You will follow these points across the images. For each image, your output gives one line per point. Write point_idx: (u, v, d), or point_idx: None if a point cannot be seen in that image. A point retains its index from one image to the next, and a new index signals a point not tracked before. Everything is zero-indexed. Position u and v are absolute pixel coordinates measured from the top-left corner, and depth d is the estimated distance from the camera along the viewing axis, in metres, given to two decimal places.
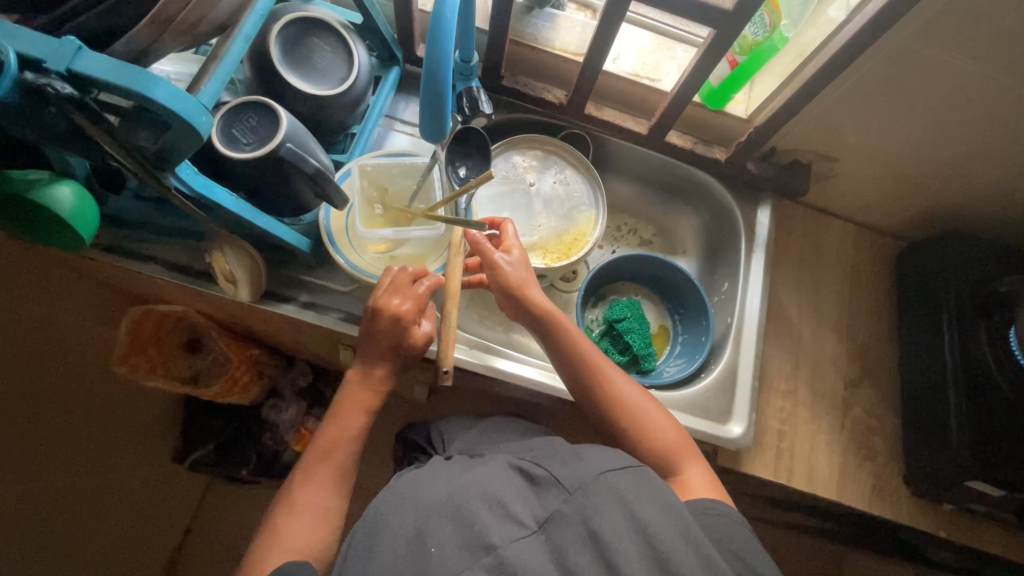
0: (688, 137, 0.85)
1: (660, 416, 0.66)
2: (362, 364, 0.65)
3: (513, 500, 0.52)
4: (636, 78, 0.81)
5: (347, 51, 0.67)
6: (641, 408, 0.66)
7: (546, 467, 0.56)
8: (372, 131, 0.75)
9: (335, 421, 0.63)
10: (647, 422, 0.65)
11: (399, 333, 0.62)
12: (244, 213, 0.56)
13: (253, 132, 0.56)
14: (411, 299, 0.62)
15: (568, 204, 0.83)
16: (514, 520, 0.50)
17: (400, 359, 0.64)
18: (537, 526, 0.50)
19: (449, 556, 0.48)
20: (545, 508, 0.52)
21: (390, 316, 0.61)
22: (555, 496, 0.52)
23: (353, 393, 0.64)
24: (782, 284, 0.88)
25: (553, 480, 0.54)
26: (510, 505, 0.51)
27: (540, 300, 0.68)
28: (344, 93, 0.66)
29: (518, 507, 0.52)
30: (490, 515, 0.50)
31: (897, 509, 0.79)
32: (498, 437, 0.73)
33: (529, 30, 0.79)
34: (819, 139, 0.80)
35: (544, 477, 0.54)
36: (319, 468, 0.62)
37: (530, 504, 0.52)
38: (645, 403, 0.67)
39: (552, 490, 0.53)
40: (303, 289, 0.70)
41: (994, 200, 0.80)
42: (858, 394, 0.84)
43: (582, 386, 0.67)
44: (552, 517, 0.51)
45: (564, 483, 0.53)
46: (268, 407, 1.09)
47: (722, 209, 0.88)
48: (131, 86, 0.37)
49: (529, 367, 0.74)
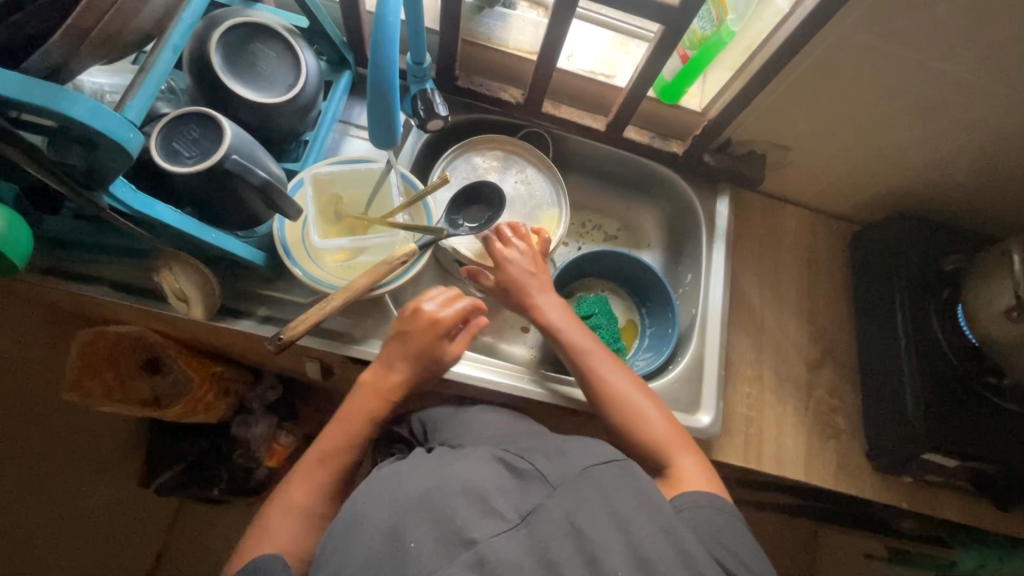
0: (646, 131, 0.86)
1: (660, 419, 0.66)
2: (379, 368, 0.66)
3: (494, 494, 0.51)
4: (590, 74, 0.81)
5: (293, 56, 0.65)
6: (637, 403, 0.66)
7: (530, 461, 0.56)
8: (325, 139, 0.74)
9: (344, 419, 0.64)
10: (642, 414, 0.66)
11: (427, 338, 0.66)
12: (191, 230, 0.54)
13: (195, 144, 0.54)
14: (453, 311, 0.67)
15: (530, 203, 0.82)
16: (494, 514, 0.50)
17: (419, 369, 0.66)
18: (519, 519, 0.50)
19: (427, 554, 0.47)
20: (527, 502, 0.52)
21: (426, 317, 0.66)
22: (539, 490, 0.53)
23: (363, 400, 0.64)
24: (743, 272, 0.90)
25: (536, 473, 0.54)
26: (490, 499, 0.51)
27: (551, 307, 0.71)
28: (292, 100, 0.64)
29: (499, 502, 0.51)
30: (470, 510, 0.49)
31: (861, 484, 0.82)
32: (473, 421, 0.68)
33: (482, 29, 0.78)
34: (771, 130, 0.82)
35: (526, 469, 0.55)
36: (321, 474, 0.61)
37: (512, 497, 0.52)
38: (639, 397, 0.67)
39: (536, 484, 0.53)
40: (262, 303, 0.68)
41: (938, 182, 0.84)
42: (821, 376, 0.87)
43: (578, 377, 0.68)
44: (534, 510, 0.51)
45: (547, 478, 0.54)
46: (237, 424, 1.08)
47: (682, 202, 0.89)
48: (47, 104, 0.35)
49: (505, 373, 0.75)
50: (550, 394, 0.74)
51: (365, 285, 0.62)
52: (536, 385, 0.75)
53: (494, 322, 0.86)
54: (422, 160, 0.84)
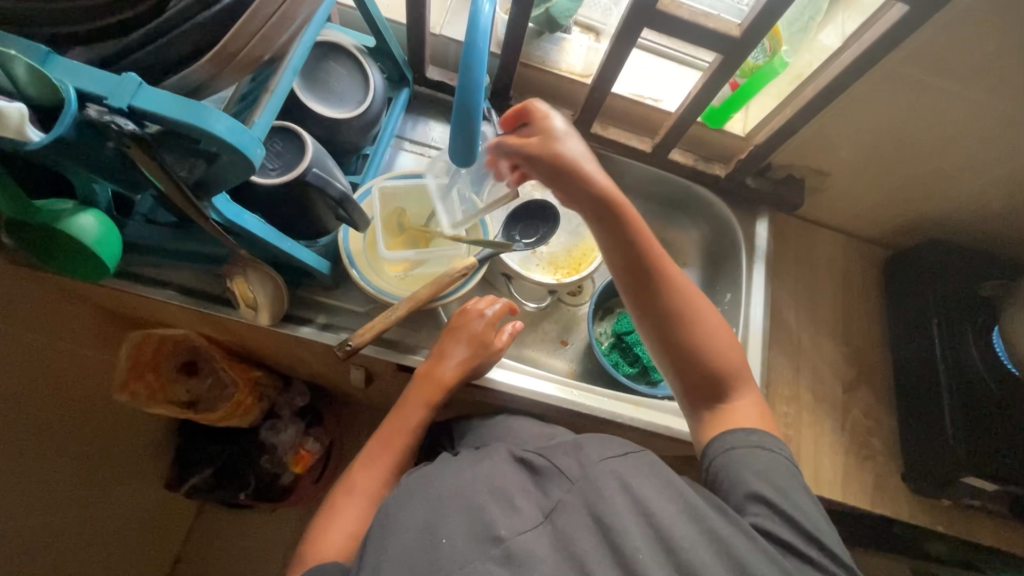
0: (690, 154, 0.89)
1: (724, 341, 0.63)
2: (436, 359, 0.69)
3: (517, 492, 0.53)
4: (638, 98, 0.84)
5: (362, 74, 0.68)
6: (698, 332, 0.62)
7: (547, 458, 0.57)
8: (384, 153, 0.76)
9: (403, 409, 0.68)
10: (707, 345, 0.62)
11: (477, 328, 0.70)
12: (272, 239, 0.57)
13: (278, 157, 0.57)
14: (494, 308, 0.71)
15: (575, 220, 0.86)
16: (518, 511, 0.51)
17: (474, 355, 0.69)
18: (542, 517, 0.52)
19: (459, 549, 0.49)
20: (549, 499, 0.53)
21: (475, 312, 0.71)
22: (558, 486, 0.54)
23: (420, 389, 0.68)
24: (780, 294, 0.92)
25: (555, 470, 0.56)
26: (514, 497, 0.53)
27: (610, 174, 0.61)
28: (361, 116, 0.67)
29: (522, 500, 0.53)
30: (496, 507, 0.51)
31: (897, 506, 0.83)
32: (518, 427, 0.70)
33: (537, 52, 0.81)
34: (813, 155, 0.85)
35: (545, 467, 0.56)
36: (383, 458, 0.67)
37: (534, 496, 0.54)
38: (698, 325, 0.62)
39: (554, 479, 0.55)
40: (322, 311, 0.70)
41: (972, 211, 0.86)
42: (856, 398, 0.88)
43: (637, 285, 0.62)
44: (556, 507, 0.52)
45: (566, 473, 0.55)
46: (267, 429, 1.14)
47: (721, 223, 0.91)
48: (190, 119, 0.38)
49: (547, 382, 0.76)
50: (598, 408, 0.75)
51: (428, 295, 0.65)
52: (580, 396, 0.76)
53: (536, 335, 0.88)
54: None
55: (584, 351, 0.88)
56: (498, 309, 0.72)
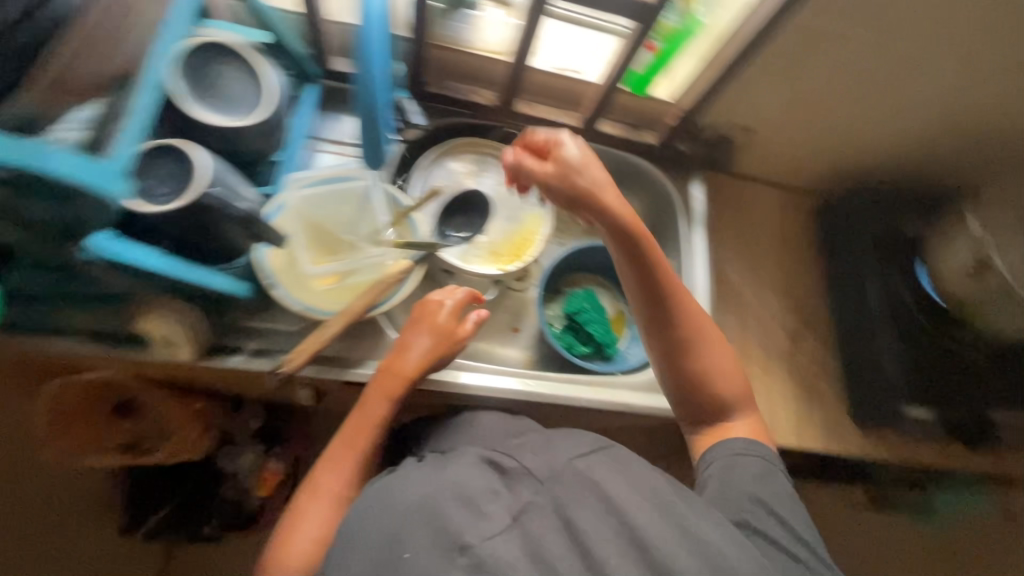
0: (619, 125, 0.88)
1: (717, 356, 0.64)
2: (397, 354, 0.66)
3: (484, 496, 0.51)
4: (560, 71, 0.79)
5: (257, 76, 0.63)
6: (705, 359, 0.64)
7: (516, 459, 0.56)
8: (297, 156, 0.71)
9: (363, 405, 0.64)
10: (711, 366, 0.64)
11: (439, 317, 0.68)
12: (175, 270, 0.52)
13: (170, 180, 0.51)
14: (456, 296, 0.70)
15: (512, 205, 0.83)
16: (486, 516, 0.49)
17: (439, 345, 0.67)
18: (511, 520, 0.49)
19: (423, 562, 0.46)
20: (517, 501, 0.51)
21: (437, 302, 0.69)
22: (528, 486, 0.53)
23: (380, 383, 0.65)
24: (721, 254, 0.93)
25: (524, 471, 0.54)
26: (480, 502, 0.50)
27: (615, 202, 0.59)
28: (262, 121, 0.62)
29: (489, 505, 0.50)
30: (462, 513, 0.49)
31: (848, 443, 0.86)
32: (480, 427, 0.68)
33: (447, 32, 0.74)
34: (739, 113, 0.85)
35: (513, 468, 0.55)
36: (343, 453, 0.63)
37: (502, 499, 0.51)
38: (710, 355, 0.64)
39: (524, 480, 0.54)
40: (250, 337, 0.66)
41: (892, 152, 0.88)
42: (801, 346, 0.91)
43: (657, 318, 0.63)
44: (525, 509, 0.50)
45: (536, 474, 0.54)
46: (222, 456, 1.09)
47: (658, 191, 0.90)
48: (28, 161, 0.36)
49: (508, 378, 0.75)
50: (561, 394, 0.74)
51: (361, 308, 0.61)
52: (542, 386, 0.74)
53: (486, 327, 0.86)
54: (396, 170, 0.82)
55: (537, 337, 0.86)
56: (460, 298, 0.70)
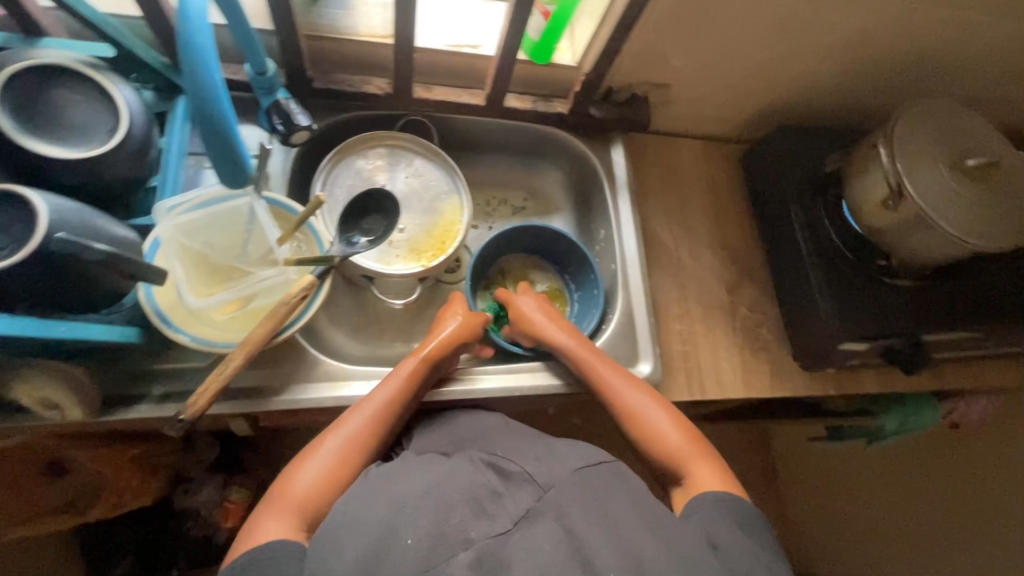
0: (527, 96, 0.83)
1: (660, 417, 0.67)
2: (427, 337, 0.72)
3: (485, 497, 0.50)
4: (455, 48, 0.76)
5: (107, 97, 0.56)
6: (646, 419, 0.68)
7: (518, 464, 0.54)
8: (178, 178, 0.64)
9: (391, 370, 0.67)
10: (654, 425, 0.67)
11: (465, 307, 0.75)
12: (32, 330, 0.47)
13: (6, 233, 0.46)
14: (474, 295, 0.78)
15: (428, 196, 0.79)
16: (488, 516, 0.48)
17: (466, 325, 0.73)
18: (512, 523, 0.48)
19: (422, 556, 0.45)
20: (518, 505, 0.50)
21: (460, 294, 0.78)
22: (528, 493, 0.51)
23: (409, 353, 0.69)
24: (652, 216, 0.91)
25: (525, 476, 0.53)
26: (483, 501, 0.49)
27: (562, 338, 0.74)
28: (121, 146, 0.56)
29: (493, 506, 0.49)
30: (467, 510, 0.48)
31: (794, 385, 0.88)
32: (453, 435, 0.66)
33: (323, 21, 0.72)
34: (648, 70, 0.81)
35: (515, 472, 0.53)
36: (376, 410, 0.63)
37: (502, 501, 0.50)
38: (653, 413, 0.68)
39: (525, 487, 0.52)
40: (156, 379, 0.61)
41: (806, 89, 0.87)
42: (741, 296, 0.91)
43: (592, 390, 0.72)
44: (526, 514, 0.49)
45: (537, 480, 0.52)
46: (181, 495, 1.03)
47: (580, 158, 0.89)
48: None
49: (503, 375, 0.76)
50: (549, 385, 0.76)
51: (264, 336, 0.57)
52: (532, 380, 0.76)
53: (422, 325, 0.83)
54: (298, 175, 0.77)
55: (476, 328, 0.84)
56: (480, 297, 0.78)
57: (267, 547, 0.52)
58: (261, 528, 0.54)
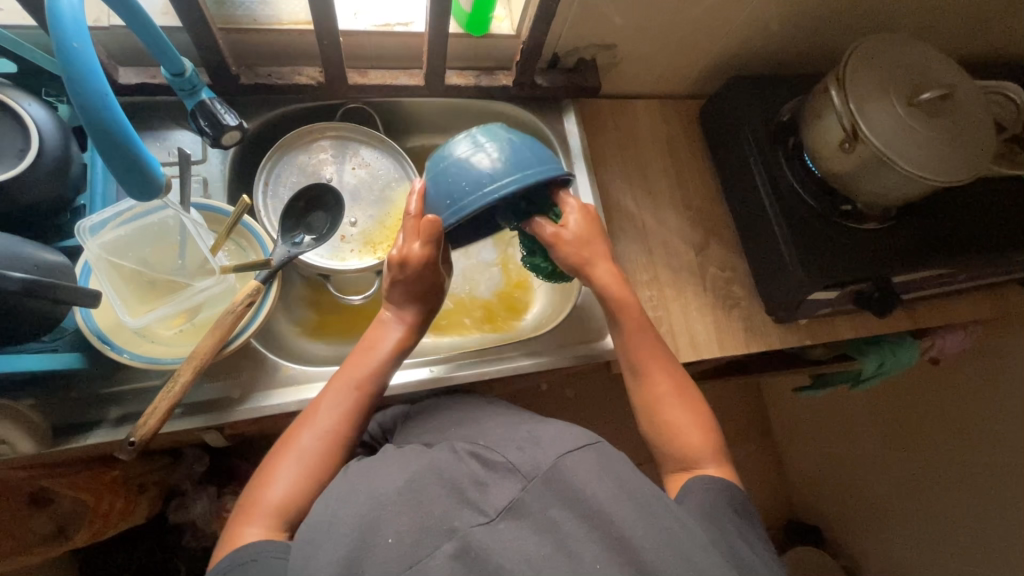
0: (468, 72, 0.80)
1: (680, 414, 0.64)
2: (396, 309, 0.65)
3: (470, 487, 0.49)
4: (386, 27, 0.73)
5: (15, 116, 0.54)
6: (665, 408, 0.65)
7: (501, 452, 0.53)
8: (108, 191, 0.64)
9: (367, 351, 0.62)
10: (671, 413, 0.64)
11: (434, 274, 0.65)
12: None
13: None
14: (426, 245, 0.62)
15: (377, 185, 0.76)
16: (470, 504, 0.48)
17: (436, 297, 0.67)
18: (496, 514, 0.47)
19: (406, 550, 0.44)
20: (503, 496, 0.49)
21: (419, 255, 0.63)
22: (512, 484, 0.49)
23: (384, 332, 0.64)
24: (612, 183, 0.89)
25: (509, 466, 0.51)
26: (466, 491, 0.49)
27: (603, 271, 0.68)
28: (36, 167, 0.54)
29: (478, 495, 0.49)
30: (448, 502, 0.48)
31: (770, 340, 0.87)
32: (442, 425, 0.66)
33: (241, 13, 0.69)
34: (590, 32, 0.78)
35: (499, 462, 0.52)
36: (352, 396, 0.59)
37: (488, 491, 0.49)
38: (675, 401, 0.65)
39: (509, 477, 0.50)
40: (114, 402, 0.60)
41: (758, 36, 0.84)
42: (709, 255, 0.89)
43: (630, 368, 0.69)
44: (511, 505, 0.48)
45: (521, 470, 0.50)
46: (175, 509, 1.02)
47: (531, 130, 0.87)
48: None
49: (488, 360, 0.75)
50: (530, 363, 0.76)
51: (212, 347, 0.56)
52: (513, 360, 0.76)
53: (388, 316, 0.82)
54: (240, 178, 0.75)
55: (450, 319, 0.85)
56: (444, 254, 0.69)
57: (251, 549, 0.49)
58: (245, 532, 0.50)
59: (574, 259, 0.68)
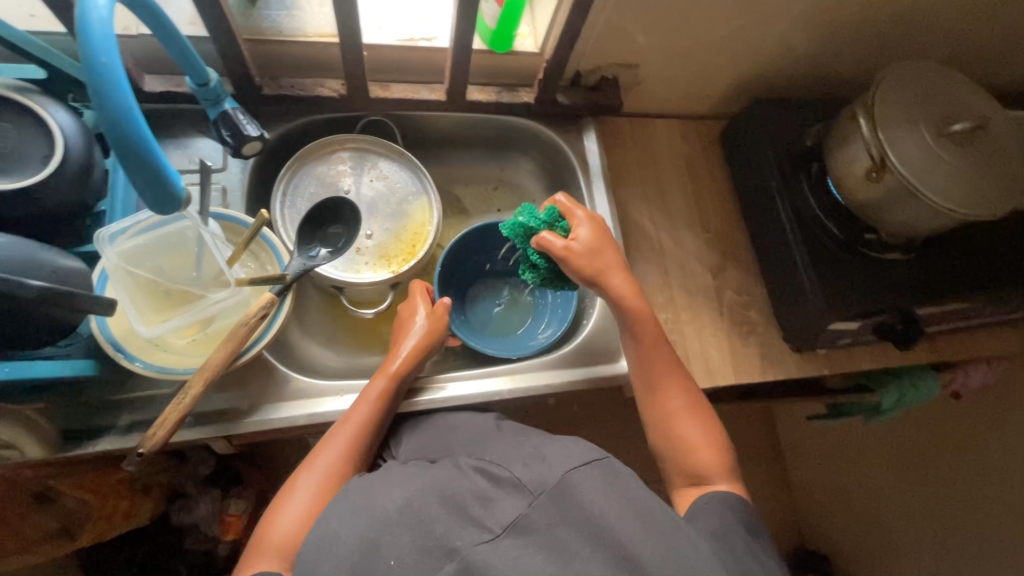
0: (489, 87, 0.80)
1: (694, 430, 0.63)
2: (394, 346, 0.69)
3: (474, 505, 0.48)
4: (409, 42, 0.74)
5: (40, 123, 0.54)
6: (681, 429, 0.63)
7: (507, 468, 0.52)
8: (128, 198, 0.64)
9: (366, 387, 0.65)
10: (687, 432, 0.63)
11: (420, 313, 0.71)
12: None
13: None
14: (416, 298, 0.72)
15: (394, 199, 0.76)
16: (474, 522, 0.47)
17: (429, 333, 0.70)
18: (501, 530, 0.46)
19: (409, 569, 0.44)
20: (508, 511, 0.47)
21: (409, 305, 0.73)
22: (516, 500, 0.48)
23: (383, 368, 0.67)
24: (630, 202, 0.88)
25: (515, 481, 0.50)
26: (470, 508, 0.48)
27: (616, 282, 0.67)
28: (59, 173, 0.54)
29: (481, 511, 0.48)
30: (450, 520, 0.47)
31: (787, 367, 0.85)
32: (450, 441, 0.65)
33: (267, 24, 0.69)
34: (613, 51, 0.78)
35: (505, 477, 0.51)
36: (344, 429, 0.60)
37: (493, 507, 0.48)
38: (691, 421, 0.63)
39: (514, 494, 0.49)
40: (123, 409, 0.60)
41: (782, 59, 0.83)
42: (726, 279, 0.88)
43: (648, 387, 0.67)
44: (516, 521, 0.46)
45: (527, 485, 0.49)
46: (177, 511, 1.02)
47: (550, 146, 0.86)
48: None
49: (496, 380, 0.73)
50: (543, 383, 0.74)
51: (223, 360, 0.55)
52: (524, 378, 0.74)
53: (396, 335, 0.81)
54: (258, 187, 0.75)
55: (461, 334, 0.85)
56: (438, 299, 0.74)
57: None
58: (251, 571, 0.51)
59: (588, 270, 0.67)
